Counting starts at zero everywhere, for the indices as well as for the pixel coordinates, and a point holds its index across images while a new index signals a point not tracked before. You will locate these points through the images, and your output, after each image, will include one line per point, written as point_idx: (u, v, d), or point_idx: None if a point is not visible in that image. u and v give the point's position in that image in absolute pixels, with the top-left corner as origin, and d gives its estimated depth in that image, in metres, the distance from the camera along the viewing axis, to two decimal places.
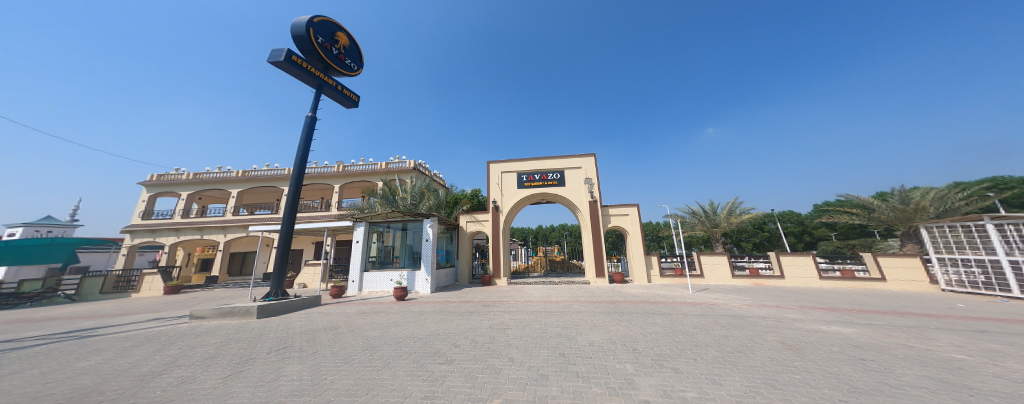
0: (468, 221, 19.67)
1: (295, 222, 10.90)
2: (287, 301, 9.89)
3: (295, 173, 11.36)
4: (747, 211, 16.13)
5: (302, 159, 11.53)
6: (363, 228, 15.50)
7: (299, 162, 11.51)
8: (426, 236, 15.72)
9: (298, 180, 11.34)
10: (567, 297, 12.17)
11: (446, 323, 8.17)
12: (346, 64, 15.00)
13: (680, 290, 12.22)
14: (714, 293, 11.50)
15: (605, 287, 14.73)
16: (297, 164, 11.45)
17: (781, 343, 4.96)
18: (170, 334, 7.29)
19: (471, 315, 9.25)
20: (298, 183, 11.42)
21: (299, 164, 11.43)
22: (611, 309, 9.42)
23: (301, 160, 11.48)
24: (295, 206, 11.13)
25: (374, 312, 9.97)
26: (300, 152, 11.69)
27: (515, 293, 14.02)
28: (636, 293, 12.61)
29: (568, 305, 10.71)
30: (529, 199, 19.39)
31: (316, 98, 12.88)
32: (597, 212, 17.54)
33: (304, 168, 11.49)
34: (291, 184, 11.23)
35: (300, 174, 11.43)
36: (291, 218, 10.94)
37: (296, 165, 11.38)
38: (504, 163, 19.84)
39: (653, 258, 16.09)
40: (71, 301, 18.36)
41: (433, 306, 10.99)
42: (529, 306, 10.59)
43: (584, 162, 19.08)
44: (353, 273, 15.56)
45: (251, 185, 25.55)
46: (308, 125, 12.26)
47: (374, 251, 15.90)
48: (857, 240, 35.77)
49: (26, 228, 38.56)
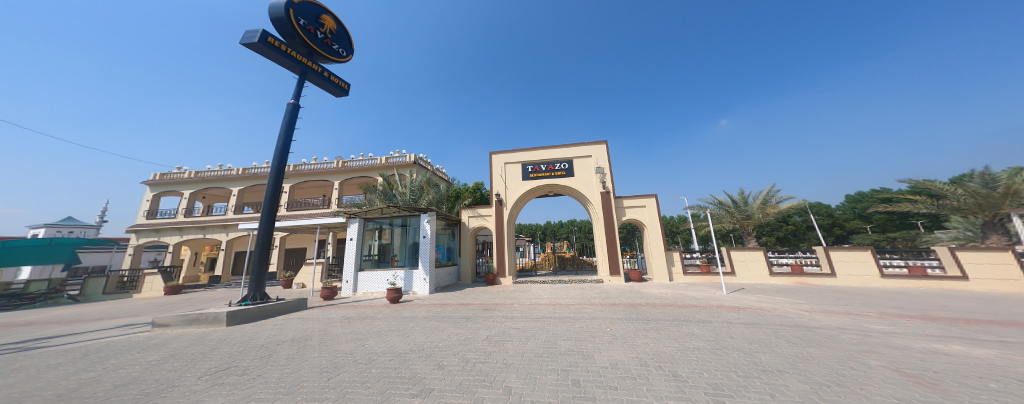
0: (471, 216, 18.43)
1: (274, 217, 9.84)
2: (265, 306, 8.79)
3: (276, 163, 10.32)
4: (786, 200, 14.15)
5: (283, 148, 10.52)
6: (358, 225, 14.51)
7: (280, 151, 10.49)
8: (424, 233, 14.56)
9: (279, 171, 10.28)
10: (578, 299, 10.76)
11: (437, 334, 6.90)
12: (333, 49, 13.95)
13: (711, 290, 10.63)
14: (753, 294, 9.81)
15: (621, 287, 13.20)
16: (278, 153, 10.43)
17: (897, 375, 3.42)
18: (116, 347, 6.25)
19: (468, 323, 7.93)
20: (280, 175, 10.37)
21: (279, 153, 10.40)
22: (633, 315, 7.96)
23: (282, 149, 10.46)
24: (275, 199, 10.05)
25: (361, 317, 8.80)
26: (281, 141, 10.69)
27: (520, 294, 12.67)
28: (658, 293, 11.01)
29: (580, 309, 9.24)
30: (535, 191, 17.99)
31: (299, 85, 11.86)
32: (610, 204, 15.93)
33: (285, 158, 10.49)
34: (271, 175, 10.15)
35: (281, 164, 10.39)
36: (271, 214, 9.88)
37: (276, 153, 10.34)
38: (508, 154, 18.51)
39: (674, 254, 14.38)
40: (74, 302, 18.11)
41: (428, 310, 9.79)
42: (535, 311, 9.20)
43: (595, 150, 17.48)
44: (347, 272, 14.52)
45: (252, 183, 25.05)
46: (291, 113, 11.25)
47: (370, 249, 14.84)
48: (898, 233, 32.65)
49: (48, 228, 39.83)
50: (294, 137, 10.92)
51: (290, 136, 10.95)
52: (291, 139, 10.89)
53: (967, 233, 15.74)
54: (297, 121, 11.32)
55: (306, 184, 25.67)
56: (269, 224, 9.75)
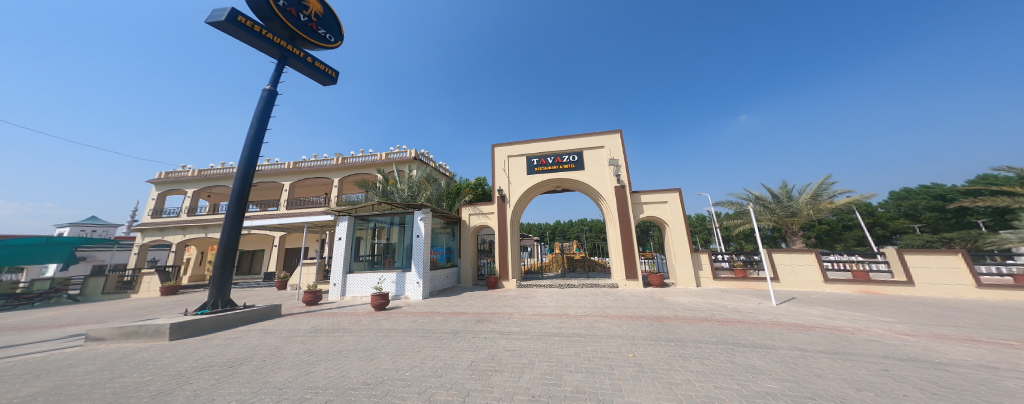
0: (472, 214, 17.06)
1: (241, 215, 8.53)
2: (223, 315, 7.56)
3: (245, 152, 8.91)
4: (841, 194, 12.02)
5: (254, 137, 9.16)
6: (347, 222, 13.33)
7: (251, 141, 9.13)
8: (418, 231, 13.26)
9: (248, 161, 8.86)
10: (589, 309, 9.14)
11: (407, 358, 5.42)
12: (318, 34, 12.91)
13: (753, 300, 8.77)
14: (811, 307, 7.85)
15: (640, 292, 11.45)
16: (248, 143, 9.05)
17: None
18: (15, 368, 5.06)
19: (453, 341, 6.42)
20: (250, 167, 8.95)
21: (249, 143, 9.02)
22: (659, 333, 6.29)
23: (253, 138, 9.10)
24: (243, 195, 8.60)
25: (332, 328, 7.46)
26: (253, 129, 9.29)
27: (523, 302, 11.12)
28: (686, 303, 9.22)
29: (592, 324, 7.55)
30: (541, 186, 16.39)
31: (276, 69, 10.66)
32: (625, 199, 14.09)
33: (257, 148, 9.14)
34: (239, 168, 8.73)
35: (252, 154, 9.02)
36: (237, 212, 8.46)
37: (245, 143, 8.96)
38: (511, 146, 17.01)
39: (702, 256, 12.44)
40: (73, 302, 17.82)
41: (413, 320, 8.38)
42: (538, 325, 7.57)
43: (608, 140, 15.68)
44: (335, 275, 13.34)
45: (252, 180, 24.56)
46: (265, 99, 9.90)
47: (360, 249, 13.65)
48: (954, 233, 29.09)
49: (72, 227, 41.26)
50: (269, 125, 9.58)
51: (265, 125, 9.59)
52: (266, 128, 9.54)
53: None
54: (273, 108, 9.96)
55: (307, 182, 25.00)
56: (236, 224, 8.33)
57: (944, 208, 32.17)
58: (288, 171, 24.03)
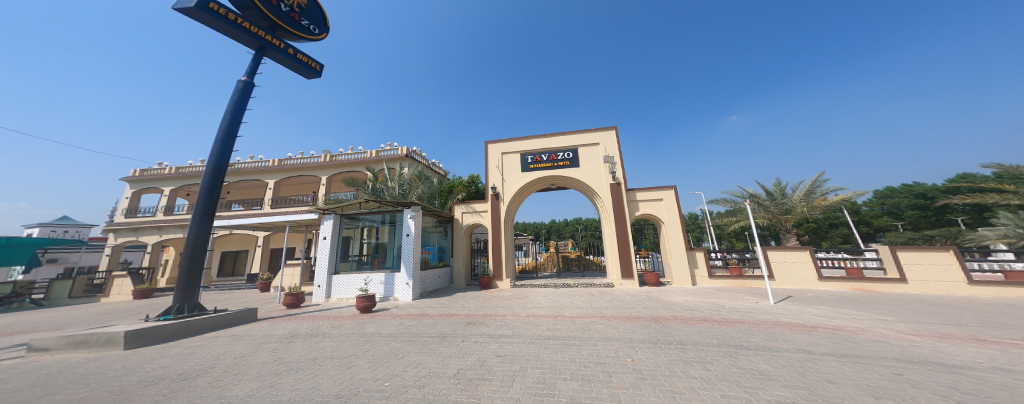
0: (464, 212, 16.63)
1: (210, 214, 7.96)
2: (188, 321, 6.98)
3: (215, 149, 8.28)
4: (834, 191, 12.02)
5: (226, 133, 8.51)
6: (332, 221, 12.75)
7: (223, 136, 8.50)
8: (407, 230, 12.77)
9: (218, 159, 8.26)
10: (585, 309, 8.84)
11: (388, 366, 4.98)
12: (302, 25, 12.30)
13: (751, 299, 8.59)
14: (809, 305, 7.70)
15: (635, 292, 11.22)
16: (220, 138, 8.42)
17: None
18: None
19: (440, 346, 6.01)
20: (222, 164, 8.34)
21: (221, 138, 8.42)
22: (659, 335, 5.99)
23: (225, 134, 8.47)
24: (213, 194, 8.01)
25: (311, 333, 6.97)
26: (225, 124, 8.62)
27: (517, 302, 10.76)
28: (683, 302, 9.00)
29: (588, 325, 7.23)
30: (535, 184, 16.05)
31: (254, 60, 10.00)
32: (620, 197, 13.86)
33: (229, 144, 8.53)
34: (209, 165, 8.11)
35: (223, 151, 8.39)
36: (207, 211, 7.88)
37: (216, 139, 8.31)
38: (505, 143, 16.62)
39: (698, 254, 12.29)
40: (37, 307, 16.74)
41: (399, 324, 7.93)
42: (531, 328, 7.21)
43: (604, 137, 15.41)
44: (320, 276, 12.75)
45: (235, 178, 23.59)
46: (241, 90, 9.18)
47: (346, 249, 13.09)
48: (936, 230, 29.93)
49: (43, 228, 39.18)
50: (244, 120, 8.93)
51: (239, 119, 8.92)
52: (239, 122, 8.88)
53: (1019, 230, 13.82)
54: (249, 101, 9.27)
55: (293, 180, 24.16)
56: (204, 225, 7.76)
57: (925, 207, 33.13)
58: (272, 169, 23.15)
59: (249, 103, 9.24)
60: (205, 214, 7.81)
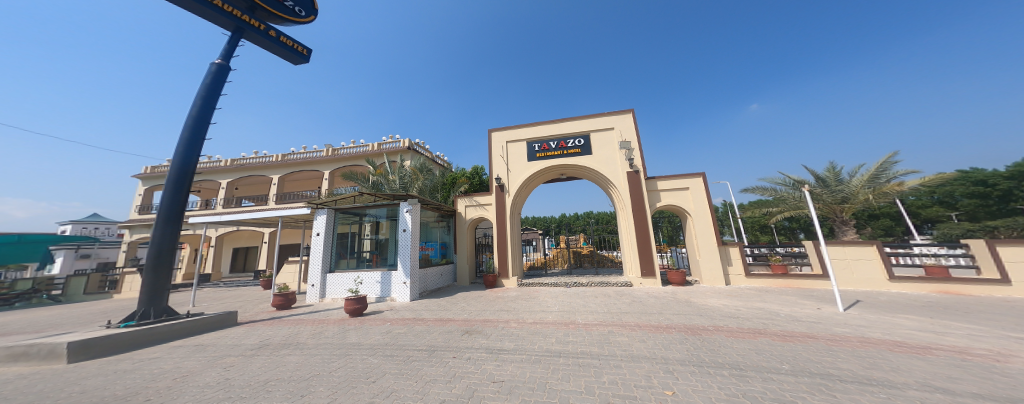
0: (468, 206, 15.53)
1: (179, 211, 7.11)
2: (149, 328, 6.12)
3: (183, 140, 7.39)
4: (906, 175, 10.12)
5: (196, 122, 7.58)
6: (325, 216, 11.92)
7: (191, 125, 7.55)
8: (404, 225, 11.79)
9: (187, 150, 7.38)
10: (602, 315, 7.58)
11: (353, 394, 3.89)
12: (286, 7, 11.38)
13: (808, 305, 7.04)
14: (891, 314, 6.11)
15: (659, 292, 9.83)
16: (189, 127, 7.50)
17: None
18: None
19: (425, 364, 4.87)
20: (191, 157, 7.45)
21: (190, 127, 7.51)
22: (701, 355, 4.68)
23: (195, 123, 7.56)
24: (181, 190, 7.17)
25: (285, 340, 6.05)
26: (195, 112, 7.67)
27: (524, 305, 9.60)
28: (720, 306, 7.57)
29: (606, 338, 5.95)
30: (543, 174, 14.69)
31: (231, 43, 9.06)
32: (639, 186, 12.27)
33: (200, 135, 7.63)
34: (175, 158, 7.23)
35: (193, 142, 7.50)
36: (173, 208, 7.03)
37: (185, 128, 7.42)
38: (510, 131, 15.31)
39: (732, 250, 10.63)
40: (52, 303, 16.92)
41: (387, 331, 6.89)
42: (537, 340, 6.01)
43: (619, 121, 13.79)
44: (313, 275, 11.92)
45: (240, 174, 23.45)
46: (214, 74, 8.19)
47: (340, 246, 12.22)
48: (1000, 221, 26.41)
49: (74, 225, 40.88)
50: (217, 107, 7.99)
51: (212, 106, 7.97)
52: (212, 110, 7.94)
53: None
54: (224, 86, 8.29)
55: (298, 175, 23.85)
56: (171, 224, 6.92)
57: (984, 195, 29.53)
58: (276, 164, 22.83)
59: (224, 88, 8.26)
60: (172, 212, 7.00)
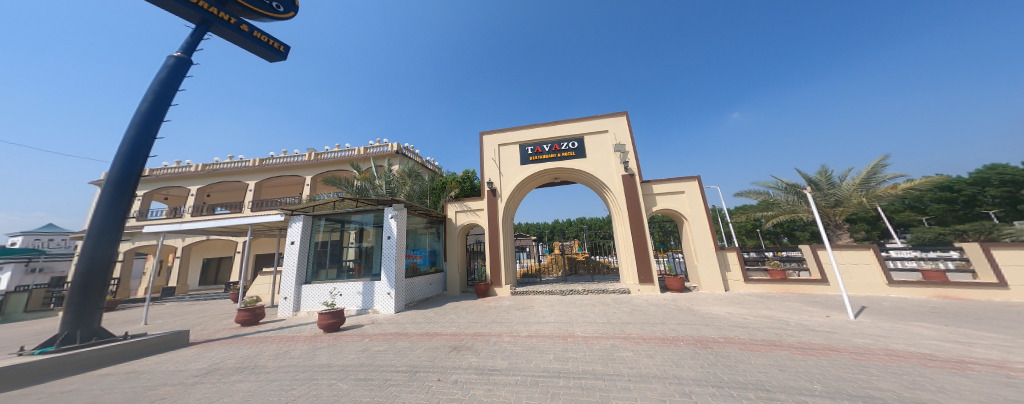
0: (458, 212, 14.88)
1: (119, 219, 6.21)
2: (72, 355, 5.08)
3: (129, 138, 6.54)
4: (897, 178, 10.17)
5: (147, 119, 6.77)
6: (301, 223, 11.01)
7: (140, 122, 6.72)
8: (389, 232, 11.03)
9: (132, 150, 6.51)
10: (603, 326, 7.05)
11: None
12: (263, 2, 10.67)
13: (817, 312, 6.73)
14: (903, 321, 5.85)
15: (659, 299, 9.41)
16: (137, 124, 6.66)
17: None
18: None
19: (404, 390, 4.16)
20: (138, 158, 6.60)
21: (138, 123, 6.67)
22: (719, 374, 4.18)
23: (145, 119, 6.74)
24: (123, 195, 6.29)
25: (241, 362, 5.20)
26: (145, 107, 6.85)
27: (518, 315, 8.97)
28: (726, 314, 7.18)
29: (610, 353, 5.40)
30: (536, 178, 14.24)
31: (195, 35, 8.31)
32: (634, 190, 11.97)
33: (151, 133, 6.78)
34: (117, 159, 6.36)
35: (141, 141, 6.65)
36: (112, 215, 6.14)
37: (132, 124, 6.59)
38: (502, 134, 14.86)
39: (730, 254, 10.38)
40: None
41: (364, 349, 6.10)
42: (534, 357, 5.39)
43: (613, 124, 13.56)
44: (285, 286, 10.87)
45: (212, 180, 22.00)
46: (172, 67, 7.40)
47: (318, 255, 11.30)
48: (968, 224, 27.66)
49: (25, 237, 37.48)
50: (172, 104, 7.17)
51: (167, 102, 7.15)
52: (167, 106, 7.12)
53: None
54: (183, 80, 7.49)
55: (277, 181, 22.61)
56: (107, 235, 6.01)
57: (951, 200, 31.04)
58: (253, 169, 21.56)
59: (182, 83, 7.47)
60: (111, 220, 6.08)
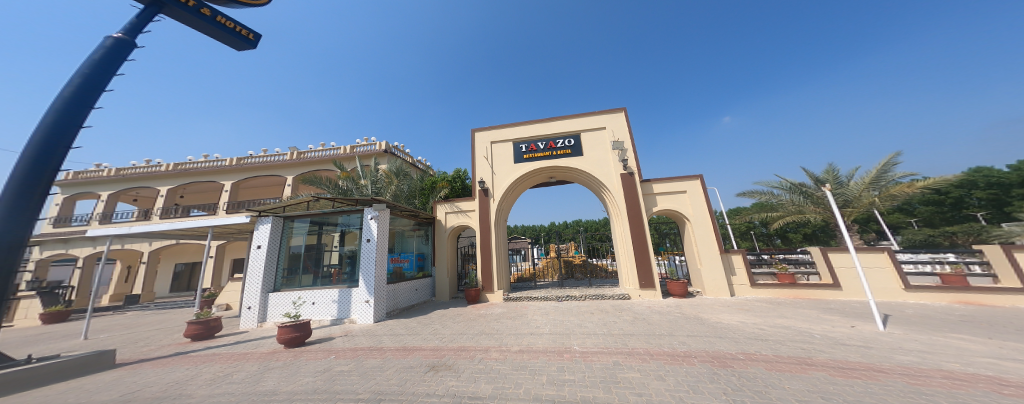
0: (447, 213, 14.00)
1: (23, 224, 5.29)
2: None
3: (45, 127, 5.60)
4: (910, 176, 9.76)
5: (70, 106, 5.84)
6: (270, 224, 10.00)
7: (61, 110, 5.78)
8: (369, 235, 10.09)
9: (47, 142, 5.56)
10: (603, 338, 6.26)
11: None
12: None
13: (838, 322, 6.08)
14: (937, 333, 5.22)
15: (663, 306, 8.71)
16: (57, 112, 5.73)
17: None
18: None
19: None
20: (55, 151, 5.65)
21: (58, 111, 5.74)
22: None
23: (67, 106, 5.81)
24: (30, 194, 5.36)
25: (163, 391, 4.22)
26: (70, 92, 5.91)
27: (510, 325, 8.13)
28: (740, 324, 6.48)
29: (613, 374, 4.60)
30: (531, 177, 13.48)
31: (144, 16, 7.39)
32: (633, 189, 11.30)
33: (74, 123, 5.85)
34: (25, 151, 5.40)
35: (61, 131, 5.71)
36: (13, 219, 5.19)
37: (49, 111, 5.63)
38: (495, 131, 14.09)
39: (735, 257, 9.76)
40: None
41: (324, 370, 5.15)
42: (524, 380, 4.56)
43: (611, 120, 12.91)
44: (249, 295, 9.79)
45: (184, 180, 20.65)
46: (109, 49, 6.48)
47: (289, 259, 10.28)
48: (957, 226, 27.60)
49: None
50: (106, 91, 6.27)
51: (98, 88, 6.24)
52: (98, 94, 6.22)
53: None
54: (121, 65, 6.59)
55: (255, 181, 21.37)
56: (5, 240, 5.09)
57: (938, 202, 31.29)
58: (228, 169, 20.32)
59: (121, 68, 6.57)
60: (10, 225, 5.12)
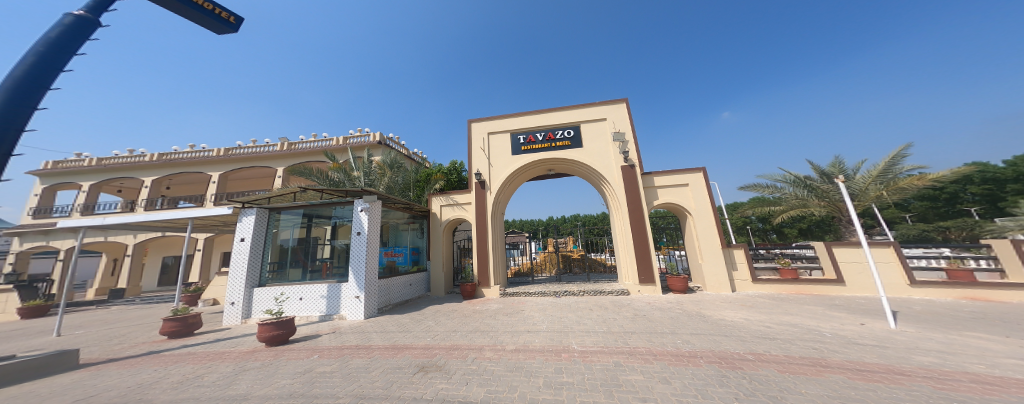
0: (443, 206, 13.59)
1: None
2: None
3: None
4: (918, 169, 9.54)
5: (23, 85, 5.22)
6: (254, 216, 9.54)
7: (12, 89, 5.14)
8: (360, 228, 9.67)
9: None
10: (603, 336, 5.97)
11: None
12: None
13: (848, 319, 5.83)
14: (952, 331, 4.99)
15: (664, 302, 8.45)
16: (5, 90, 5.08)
17: None
18: None
19: None
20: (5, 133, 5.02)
21: (8, 89, 5.09)
22: None
23: (19, 85, 5.18)
24: None
25: (122, 396, 3.84)
26: (21, 70, 5.28)
27: (506, 321, 7.82)
28: (746, 321, 6.20)
29: (614, 375, 4.30)
30: (529, 169, 13.08)
31: None
32: (634, 182, 10.96)
33: (27, 104, 5.22)
34: None
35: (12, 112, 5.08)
36: None
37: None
38: (492, 121, 13.62)
39: (737, 252, 9.51)
40: None
41: (303, 372, 4.78)
42: (519, 383, 4.25)
43: (612, 111, 12.50)
44: (232, 290, 9.36)
45: (169, 171, 19.96)
46: (69, 26, 5.88)
47: (275, 253, 9.86)
48: (951, 221, 27.70)
49: None
50: (65, 71, 5.68)
51: (55, 68, 5.62)
52: (56, 74, 5.60)
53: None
54: (83, 45, 5.99)
55: (245, 172, 20.74)
56: None
57: (933, 197, 31.48)
58: (216, 159, 19.65)
59: (83, 48, 5.98)
60: None
